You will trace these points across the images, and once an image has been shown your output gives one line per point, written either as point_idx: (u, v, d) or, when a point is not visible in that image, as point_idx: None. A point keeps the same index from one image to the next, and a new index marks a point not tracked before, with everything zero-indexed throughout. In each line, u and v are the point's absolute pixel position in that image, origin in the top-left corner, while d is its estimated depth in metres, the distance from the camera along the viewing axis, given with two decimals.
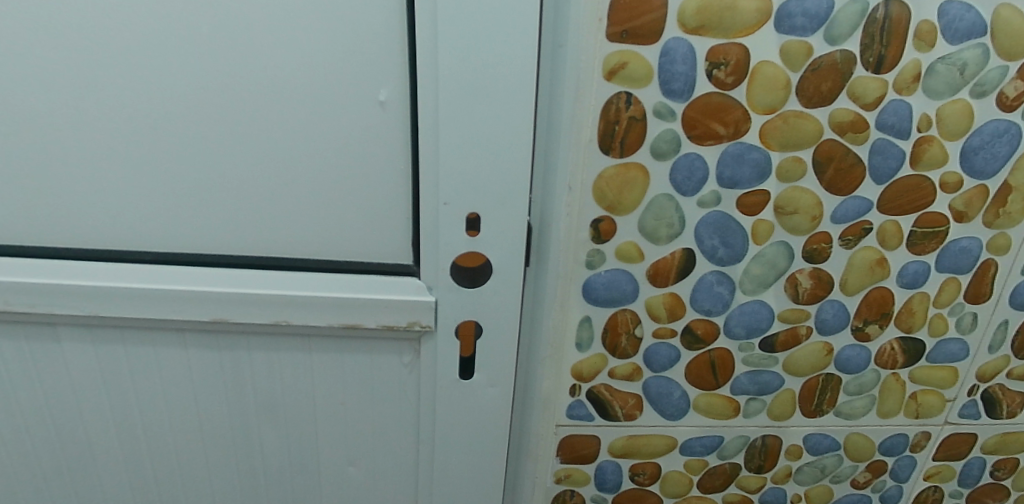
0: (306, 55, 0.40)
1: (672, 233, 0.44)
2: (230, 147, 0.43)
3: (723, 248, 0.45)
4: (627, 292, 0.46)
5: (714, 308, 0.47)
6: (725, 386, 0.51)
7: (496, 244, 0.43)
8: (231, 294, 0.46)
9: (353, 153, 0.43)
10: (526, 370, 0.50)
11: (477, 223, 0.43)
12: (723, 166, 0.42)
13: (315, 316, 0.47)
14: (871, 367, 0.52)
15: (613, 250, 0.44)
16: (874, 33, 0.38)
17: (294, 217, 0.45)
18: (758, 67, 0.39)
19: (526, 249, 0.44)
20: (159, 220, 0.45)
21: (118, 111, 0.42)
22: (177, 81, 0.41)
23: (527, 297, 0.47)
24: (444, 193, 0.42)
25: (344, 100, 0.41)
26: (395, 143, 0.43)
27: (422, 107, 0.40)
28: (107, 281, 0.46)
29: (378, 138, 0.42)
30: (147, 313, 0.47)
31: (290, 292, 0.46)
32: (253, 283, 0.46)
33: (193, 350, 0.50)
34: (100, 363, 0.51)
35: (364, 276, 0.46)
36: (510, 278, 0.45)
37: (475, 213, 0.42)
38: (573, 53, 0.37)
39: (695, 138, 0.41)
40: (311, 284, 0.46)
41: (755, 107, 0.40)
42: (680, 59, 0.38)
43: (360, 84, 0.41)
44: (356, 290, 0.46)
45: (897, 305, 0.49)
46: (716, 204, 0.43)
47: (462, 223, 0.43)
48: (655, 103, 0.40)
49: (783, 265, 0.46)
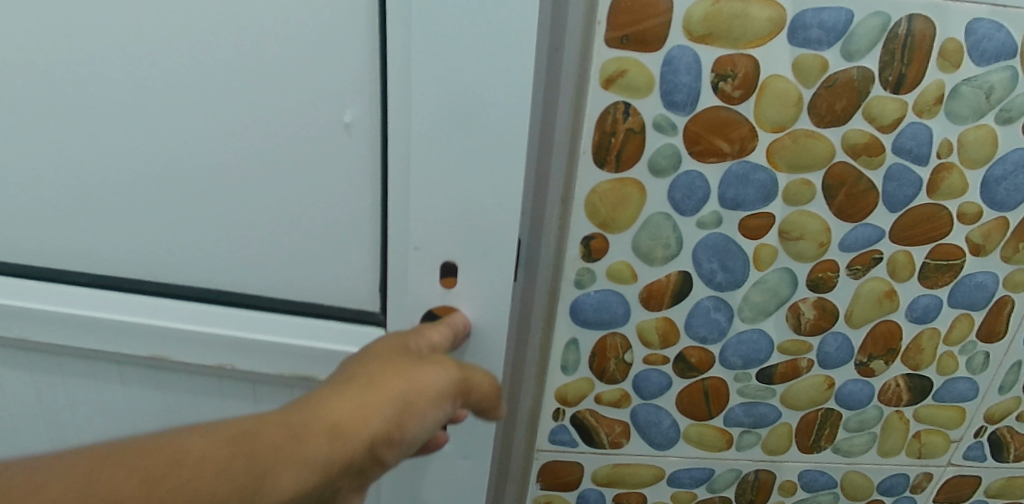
0: (263, 56, 0.35)
1: (668, 254, 0.41)
2: (173, 154, 0.39)
3: (722, 273, 0.42)
4: (618, 314, 0.43)
5: (710, 335, 0.44)
6: (718, 417, 0.48)
7: (475, 298, 0.38)
8: (171, 328, 0.42)
9: (316, 176, 0.38)
10: (512, 395, 0.46)
11: (455, 273, 0.37)
12: (726, 186, 0.39)
13: (263, 361, 0.43)
14: (873, 403, 0.49)
15: (605, 269, 0.41)
16: (894, 51, 0.36)
17: (249, 241, 0.41)
18: (768, 81, 0.36)
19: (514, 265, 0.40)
20: (110, 227, 0.41)
21: (52, 107, 0.38)
22: (114, 81, 0.37)
23: (515, 318, 0.42)
24: (415, 236, 0.36)
25: (303, 115, 0.37)
26: (361, 166, 0.38)
27: (392, 128, 0.34)
28: (42, 303, 0.42)
29: (346, 162, 0.38)
30: (81, 340, 0.43)
31: (236, 332, 0.42)
32: (196, 317, 0.42)
33: (132, 382, 0.47)
34: (31, 377, 0.47)
35: (324, 321, 0.42)
36: (493, 339, 0.39)
37: (451, 262, 0.36)
38: (569, 57, 0.34)
39: (697, 154, 0.38)
40: (261, 325, 0.42)
41: (763, 124, 0.37)
42: (684, 69, 0.36)
43: (325, 98, 0.36)
44: (310, 338, 0.42)
45: (905, 341, 0.46)
46: (717, 226, 0.40)
47: (437, 272, 0.37)
48: (655, 115, 0.37)
49: (785, 293, 0.43)
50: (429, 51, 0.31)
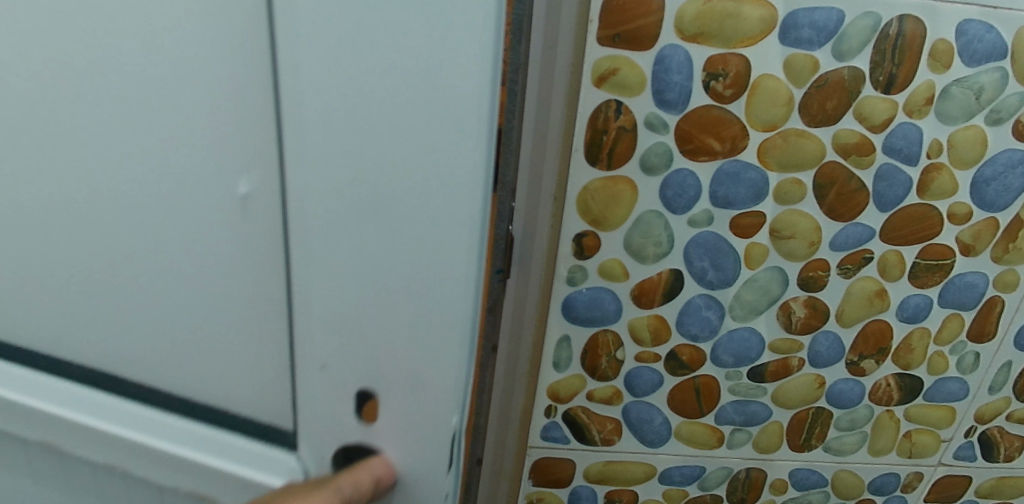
0: (160, 122, 0.31)
1: (660, 252, 0.41)
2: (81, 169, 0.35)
3: (714, 271, 0.42)
4: (610, 311, 0.43)
5: (702, 333, 0.44)
6: (710, 415, 0.48)
7: (394, 437, 0.32)
8: (80, 420, 0.40)
9: (218, 266, 0.33)
10: (505, 389, 0.46)
11: (372, 403, 0.31)
12: (718, 185, 0.39)
13: (162, 465, 0.39)
14: (864, 402, 0.49)
15: (597, 266, 0.42)
16: (885, 51, 0.36)
17: (157, 328, 0.37)
18: (759, 80, 0.36)
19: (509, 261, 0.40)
20: (48, 264, 0.38)
21: None
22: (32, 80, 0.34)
23: (510, 311, 0.43)
24: (320, 353, 0.31)
25: (202, 197, 0.32)
26: (262, 261, 0.32)
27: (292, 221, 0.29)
28: None
29: (249, 256, 0.32)
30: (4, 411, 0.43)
31: (138, 433, 0.39)
32: (102, 411, 0.40)
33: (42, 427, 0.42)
34: None
35: (230, 437, 0.37)
36: (418, 489, 0.33)
37: (367, 388, 0.31)
38: (563, 54, 0.35)
39: (689, 153, 0.38)
40: (162, 431, 0.38)
41: (754, 123, 0.37)
42: (676, 67, 0.36)
43: (222, 177, 0.31)
44: (208, 452, 0.37)
45: (896, 340, 0.46)
46: (708, 224, 0.40)
47: (352, 400, 0.32)
48: (647, 113, 0.37)
49: (776, 292, 0.43)
50: (331, 137, 0.26)
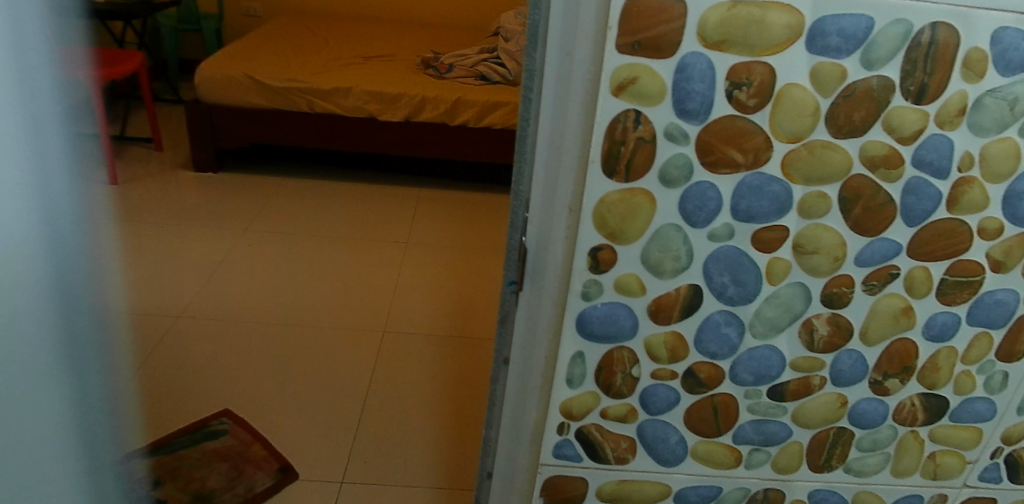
0: None
1: (678, 266, 0.40)
2: None
3: (734, 286, 0.40)
4: (625, 327, 0.42)
5: (720, 351, 0.43)
6: (727, 434, 0.47)
7: None
8: None
9: None
10: (518, 400, 0.46)
11: None
12: (740, 197, 0.38)
13: None
14: (887, 422, 0.47)
15: (612, 281, 0.40)
16: (917, 59, 0.34)
17: None
18: (784, 90, 0.35)
19: (521, 272, 0.41)
20: None
21: None
22: None
23: (522, 322, 0.43)
24: None
25: None
26: None
27: None
28: None
29: None
30: None
31: None
32: None
33: None
34: None
35: None
36: None
37: None
38: (580, 64, 0.35)
39: (709, 164, 0.37)
40: None
41: (778, 134, 0.36)
42: (698, 76, 0.34)
43: None
44: None
45: (921, 359, 0.45)
46: (730, 238, 0.39)
47: None
48: (666, 123, 0.36)
49: (799, 309, 0.41)
50: None
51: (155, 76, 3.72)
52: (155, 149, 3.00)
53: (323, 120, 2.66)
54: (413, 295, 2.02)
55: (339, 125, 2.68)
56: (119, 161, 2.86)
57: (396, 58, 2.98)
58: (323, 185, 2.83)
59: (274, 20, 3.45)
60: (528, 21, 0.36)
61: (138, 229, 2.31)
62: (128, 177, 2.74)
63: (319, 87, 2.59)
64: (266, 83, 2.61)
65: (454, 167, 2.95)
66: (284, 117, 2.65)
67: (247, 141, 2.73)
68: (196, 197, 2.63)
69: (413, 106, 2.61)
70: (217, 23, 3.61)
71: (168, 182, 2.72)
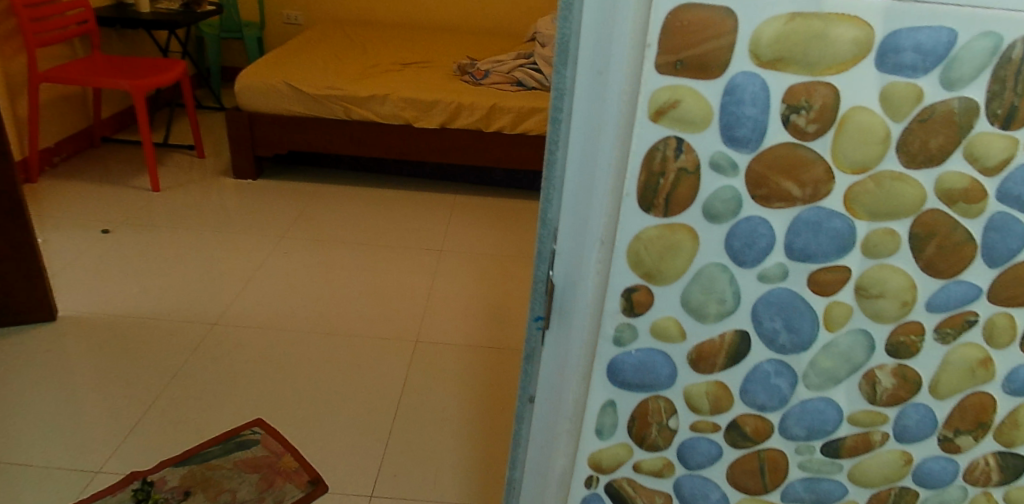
0: None
1: (723, 310, 0.40)
2: None
3: (787, 333, 0.40)
4: (663, 376, 0.42)
5: (769, 403, 0.43)
6: (778, 491, 0.47)
7: None
8: None
9: None
10: (546, 439, 0.47)
11: None
12: (796, 235, 0.37)
13: None
14: (957, 482, 0.45)
15: (648, 325, 0.40)
16: (1007, 77, 0.33)
17: None
18: (849, 113, 0.34)
19: (548, 308, 0.41)
20: None
21: None
22: None
23: (550, 358, 0.44)
24: None
25: None
26: None
27: None
28: None
29: None
30: None
31: None
32: None
33: None
34: None
35: None
36: None
37: None
38: (615, 92, 0.34)
39: (761, 198, 0.36)
40: None
41: (840, 165, 0.35)
42: (749, 99, 0.34)
43: None
44: None
45: (998, 415, 0.42)
46: (783, 280, 0.38)
47: None
48: (714, 153, 0.35)
49: (858, 358, 0.41)
50: None
51: (198, 84, 3.78)
52: (197, 155, 3.04)
53: (361, 127, 2.71)
54: (445, 312, 2.10)
55: (379, 132, 2.71)
56: (163, 168, 2.91)
57: (433, 65, 2.98)
58: (359, 192, 2.83)
59: (314, 28, 3.48)
60: (558, 36, 0.35)
61: (182, 239, 2.38)
62: (170, 183, 2.78)
63: (357, 94, 2.64)
64: (306, 90, 2.64)
65: (490, 174, 2.93)
66: (323, 124, 2.71)
67: (287, 147, 2.77)
68: (236, 204, 2.66)
69: (449, 113, 2.65)
70: (259, 32, 3.65)
71: (210, 188, 2.76)
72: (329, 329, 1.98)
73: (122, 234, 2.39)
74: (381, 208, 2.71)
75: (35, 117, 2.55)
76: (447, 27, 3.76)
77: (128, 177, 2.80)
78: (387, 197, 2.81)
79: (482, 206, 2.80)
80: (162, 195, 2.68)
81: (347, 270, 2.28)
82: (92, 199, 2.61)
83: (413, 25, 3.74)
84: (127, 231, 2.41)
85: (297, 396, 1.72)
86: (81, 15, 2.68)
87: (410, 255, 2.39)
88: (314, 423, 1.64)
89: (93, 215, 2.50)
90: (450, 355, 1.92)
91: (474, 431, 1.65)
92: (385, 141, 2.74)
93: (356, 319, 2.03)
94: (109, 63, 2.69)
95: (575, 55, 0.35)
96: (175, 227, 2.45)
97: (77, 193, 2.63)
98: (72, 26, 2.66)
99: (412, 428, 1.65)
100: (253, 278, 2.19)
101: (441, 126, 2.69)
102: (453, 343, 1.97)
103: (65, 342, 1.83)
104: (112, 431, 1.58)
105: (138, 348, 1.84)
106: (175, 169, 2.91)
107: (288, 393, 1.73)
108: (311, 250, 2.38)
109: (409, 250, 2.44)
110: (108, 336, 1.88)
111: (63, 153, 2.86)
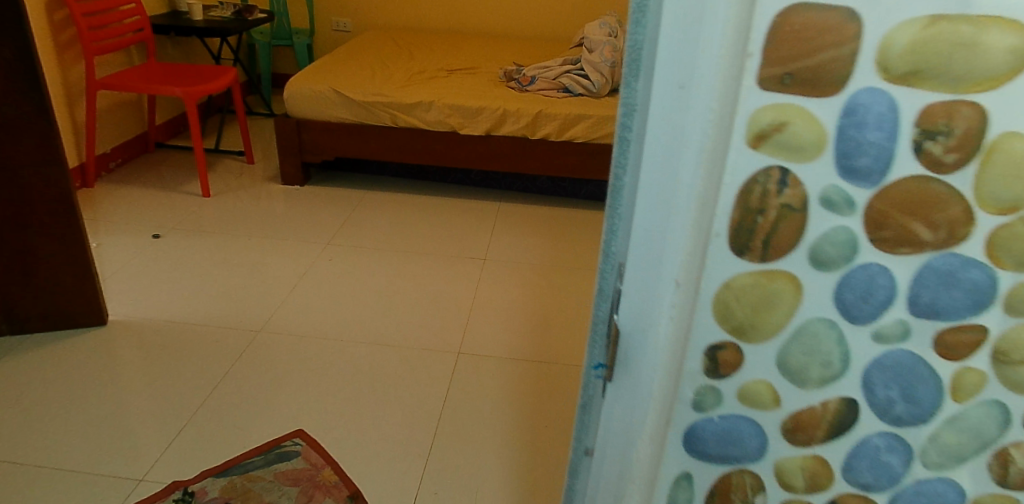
0: None
1: (828, 370, 0.46)
2: None
3: (903, 402, 0.46)
4: (751, 443, 0.50)
5: (876, 481, 0.50)
6: None
7: None
8: None
9: None
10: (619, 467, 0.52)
11: None
12: (924, 288, 0.42)
13: None
14: None
15: (740, 379, 0.47)
16: None
17: None
18: (1001, 140, 0.38)
19: (611, 357, 0.47)
20: None
21: None
22: None
23: (623, 393, 0.49)
24: None
25: None
26: None
27: None
28: None
29: None
30: None
31: None
32: None
33: None
34: None
35: None
36: None
37: None
38: (703, 121, 0.38)
39: (881, 242, 0.41)
40: None
41: (987, 204, 0.39)
42: (874, 117, 0.38)
43: None
44: None
45: None
46: (902, 340, 0.44)
47: None
48: (826, 185, 0.40)
49: (989, 433, 0.46)
50: None
51: (248, 91, 3.85)
52: (246, 161, 3.08)
53: (406, 133, 2.69)
54: (490, 324, 2.06)
55: (423, 139, 2.70)
56: (213, 174, 2.95)
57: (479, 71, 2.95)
58: (404, 200, 2.82)
59: (361, 35, 3.50)
60: (631, 41, 0.38)
61: (230, 245, 2.41)
62: (219, 189, 2.82)
63: (402, 101, 2.63)
64: (352, 97, 2.65)
65: (534, 181, 2.89)
66: (369, 131, 2.71)
67: (333, 154, 2.78)
68: (282, 210, 2.68)
69: (494, 120, 2.61)
70: (308, 38, 3.68)
71: (258, 195, 2.79)
72: (371, 338, 1.96)
73: (172, 239, 2.43)
74: (425, 216, 2.69)
75: (92, 123, 2.61)
76: (493, 33, 3.74)
77: (179, 183, 2.86)
78: (430, 204, 2.79)
79: (527, 214, 2.76)
80: (212, 201, 2.72)
81: (389, 278, 2.26)
82: (145, 204, 2.66)
83: (459, 31, 3.73)
84: (176, 237, 2.45)
85: (339, 407, 1.70)
86: (137, 23, 2.75)
87: (454, 263, 2.36)
88: (355, 437, 1.62)
89: (146, 220, 2.55)
90: (493, 369, 1.88)
91: (516, 450, 1.60)
92: (430, 147, 2.71)
93: (397, 329, 2.01)
94: (163, 70, 2.75)
95: (649, 66, 0.38)
96: (224, 233, 2.49)
97: (131, 199, 2.69)
98: (128, 34, 2.74)
99: (453, 444, 1.61)
100: (297, 285, 2.19)
101: (486, 133, 2.65)
102: (495, 356, 1.93)
103: (114, 346, 1.86)
104: (156, 436, 1.59)
105: (183, 353, 1.86)
106: (224, 175, 2.96)
107: (328, 404, 1.71)
108: (354, 258, 2.37)
109: (452, 259, 2.41)
110: (156, 340, 1.90)
111: (119, 159, 2.94)
